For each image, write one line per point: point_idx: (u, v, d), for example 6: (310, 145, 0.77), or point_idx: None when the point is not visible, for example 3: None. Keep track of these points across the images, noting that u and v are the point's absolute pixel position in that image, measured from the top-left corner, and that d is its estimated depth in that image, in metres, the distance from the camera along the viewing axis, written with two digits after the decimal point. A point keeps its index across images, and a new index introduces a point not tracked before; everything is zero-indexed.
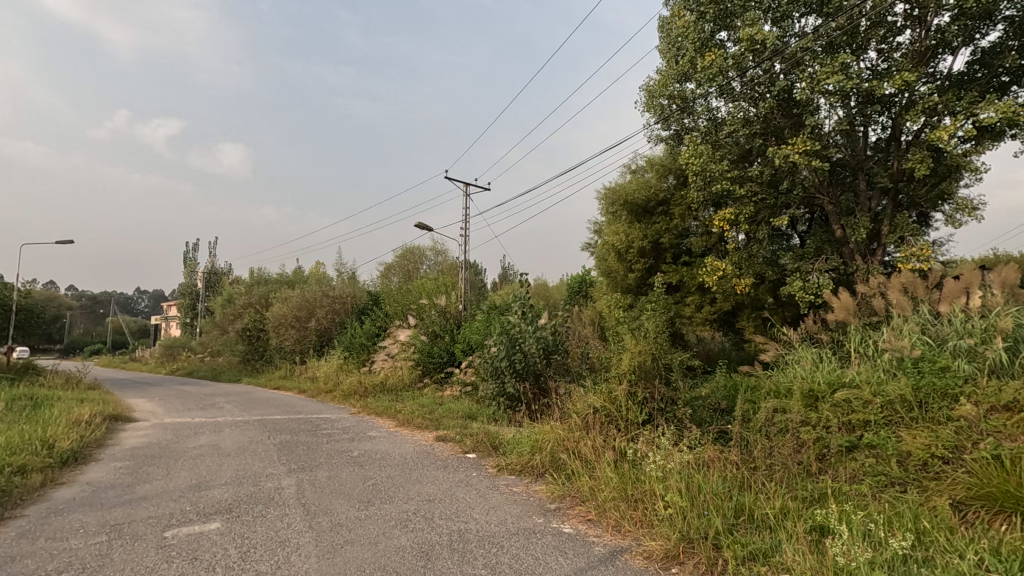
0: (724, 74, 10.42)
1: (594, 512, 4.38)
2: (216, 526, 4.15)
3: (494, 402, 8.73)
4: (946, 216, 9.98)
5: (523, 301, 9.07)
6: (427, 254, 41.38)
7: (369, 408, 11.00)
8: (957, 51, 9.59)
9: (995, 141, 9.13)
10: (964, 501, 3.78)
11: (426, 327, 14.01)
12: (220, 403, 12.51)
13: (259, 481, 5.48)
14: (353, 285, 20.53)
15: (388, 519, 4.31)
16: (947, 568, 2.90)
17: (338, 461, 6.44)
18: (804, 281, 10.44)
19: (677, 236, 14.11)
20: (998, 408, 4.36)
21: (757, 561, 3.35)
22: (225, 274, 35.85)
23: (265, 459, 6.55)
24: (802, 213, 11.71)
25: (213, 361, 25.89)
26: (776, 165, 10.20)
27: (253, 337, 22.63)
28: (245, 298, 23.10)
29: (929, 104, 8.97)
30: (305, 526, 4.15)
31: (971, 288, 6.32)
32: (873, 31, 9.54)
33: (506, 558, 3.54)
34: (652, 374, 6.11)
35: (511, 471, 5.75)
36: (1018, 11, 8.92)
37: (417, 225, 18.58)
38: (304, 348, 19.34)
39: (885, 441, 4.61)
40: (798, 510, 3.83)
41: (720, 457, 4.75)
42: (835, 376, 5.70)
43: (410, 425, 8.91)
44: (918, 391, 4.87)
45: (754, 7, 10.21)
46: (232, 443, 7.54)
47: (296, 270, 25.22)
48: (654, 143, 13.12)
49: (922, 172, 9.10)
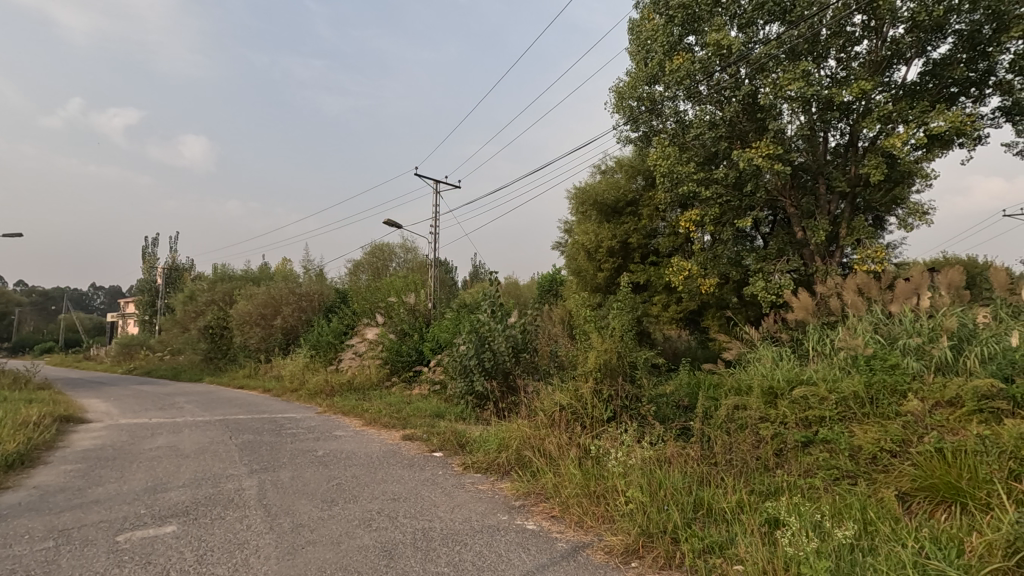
0: (692, 78, 10.66)
1: (558, 508, 4.43)
2: (171, 529, 4.04)
3: (463, 400, 8.77)
4: (900, 219, 10.38)
5: (493, 300, 9.07)
6: (397, 252, 40.93)
7: (335, 407, 10.83)
8: (911, 62, 9.99)
9: (945, 149, 9.50)
10: (909, 492, 3.95)
11: (395, 326, 13.84)
12: (181, 403, 12.18)
13: (219, 483, 5.35)
14: (320, 282, 20.17)
15: (351, 519, 4.26)
16: (889, 557, 3.03)
17: (302, 461, 6.31)
18: (766, 281, 10.73)
19: (645, 236, 14.30)
20: (942, 403, 4.64)
21: (713, 553, 3.45)
22: (187, 271, 34.85)
23: (226, 459, 6.41)
24: (766, 215, 12.04)
25: (173, 360, 25.02)
26: (740, 168, 10.45)
27: (216, 336, 22.06)
28: (208, 295, 22.47)
29: (884, 112, 9.34)
30: (266, 528, 4.08)
31: (920, 289, 6.61)
32: (832, 40, 9.90)
33: (469, 555, 3.55)
34: (617, 371, 6.22)
35: (477, 470, 5.75)
36: (967, 25, 9.34)
37: (387, 222, 18.35)
38: (269, 347, 18.93)
39: (838, 436, 4.80)
40: (754, 504, 3.94)
41: (681, 453, 4.84)
42: (793, 374, 5.91)
43: (377, 424, 8.81)
44: (870, 388, 5.14)
45: (721, 13, 10.47)
46: (192, 444, 7.33)
47: (261, 268, 24.59)
48: (623, 144, 13.27)
49: (877, 177, 9.45)
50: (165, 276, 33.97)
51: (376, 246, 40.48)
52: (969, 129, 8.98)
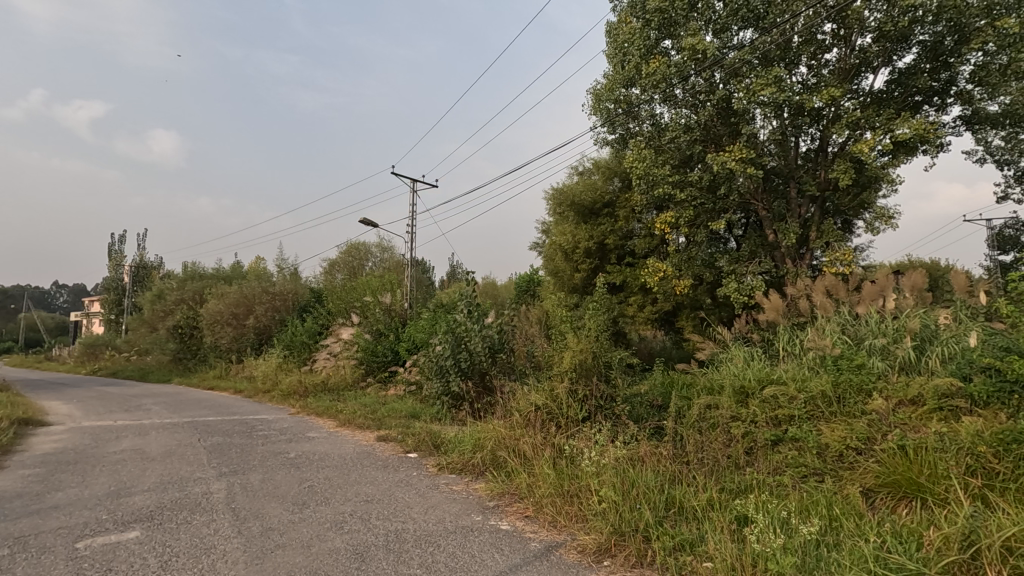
0: (668, 81, 10.76)
1: (531, 508, 4.44)
2: (135, 535, 3.93)
3: (439, 400, 8.73)
4: (868, 223, 10.67)
5: (469, 300, 9.03)
6: (373, 251, 40.49)
7: (309, 408, 10.67)
8: (878, 71, 10.26)
9: (910, 155, 9.79)
10: (873, 488, 4.07)
11: (370, 326, 13.66)
12: (148, 404, 11.87)
13: (185, 487, 5.21)
14: (294, 281, 19.75)
15: (322, 522, 4.19)
16: (852, 552, 3.11)
17: (273, 463, 6.19)
18: (738, 283, 10.91)
19: (621, 237, 14.42)
20: (905, 402, 4.81)
21: (684, 551, 3.50)
22: (155, 269, 34.06)
23: (194, 462, 6.25)
24: (739, 218, 12.26)
25: (140, 360, 24.35)
26: (714, 171, 10.61)
27: (185, 336, 21.64)
28: (177, 294, 21.91)
29: (852, 118, 9.59)
30: (234, 532, 3.99)
31: (886, 291, 6.80)
32: (803, 47, 10.13)
33: (443, 556, 3.53)
34: (592, 371, 6.27)
35: (451, 470, 5.73)
36: (930, 36, 9.63)
37: (363, 220, 18.11)
38: (241, 347, 18.58)
39: (807, 435, 4.91)
40: (723, 502, 4.01)
41: (654, 452, 4.90)
42: (764, 373, 6.03)
43: (351, 426, 8.72)
44: (837, 387, 5.28)
45: (696, 18, 10.60)
46: (158, 447, 7.14)
47: (233, 266, 24.09)
48: (600, 146, 13.36)
49: (846, 182, 9.70)
50: (133, 274, 33.09)
51: (353, 245, 40.00)
52: (932, 136, 9.30)
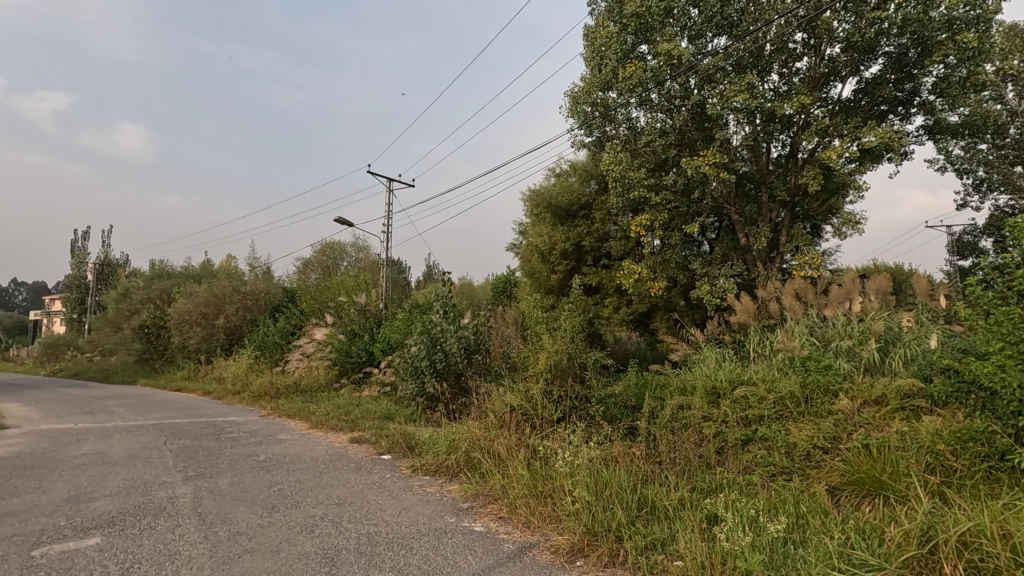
0: (644, 86, 10.89)
1: (505, 509, 4.43)
2: (95, 541, 3.80)
3: (413, 401, 8.67)
4: (835, 228, 10.97)
5: (445, 301, 8.99)
6: (348, 250, 39.98)
7: (280, 410, 10.47)
8: (846, 80, 10.53)
9: (876, 163, 10.09)
10: (839, 486, 4.17)
11: (344, 327, 13.47)
12: (112, 407, 11.50)
13: (149, 491, 5.06)
14: (266, 280, 19.29)
15: (292, 525, 4.12)
16: (817, 549, 3.18)
17: (242, 466, 6.06)
18: (711, 285, 11.10)
19: (597, 239, 14.54)
20: (870, 402, 4.96)
21: (656, 550, 3.54)
22: (120, 267, 33.11)
23: (159, 466, 6.08)
24: (712, 221, 12.46)
25: (104, 361, 23.58)
26: (688, 175, 10.77)
27: (152, 335, 21.04)
28: (144, 292, 21.28)
29: (821, 126, 9.84)
30: (200, 537, 3.89)
31: (852, 294, 6.99)
32: (775, 55, 10.37)
33: (415, 559, 3.50)
34: (567, 372, 6.28)
35: (425, 472, 5.69)
36: (895, 48, 9.94)
37: (337, 219, 17.85)
38: (211, 347, 18.16)
39: (776, 434, 5.01)
40: (694, 501, 4.06)
41: (627, 452, 4.94)
42: (734, 374, 6.14)
43: (324, 427, 8.59)
44: (805, 388, 5.41)
45: (672, 24, 10.71)
46: (122, 451, 6.91)
47: (203, 264, 23.52)
48: (577, 148, 13.43)
49: (814, 188, 9.95)
50: (96, 272, 32.10)
51: (327, 244, 39.43)
52: (896, 144, 9.61)
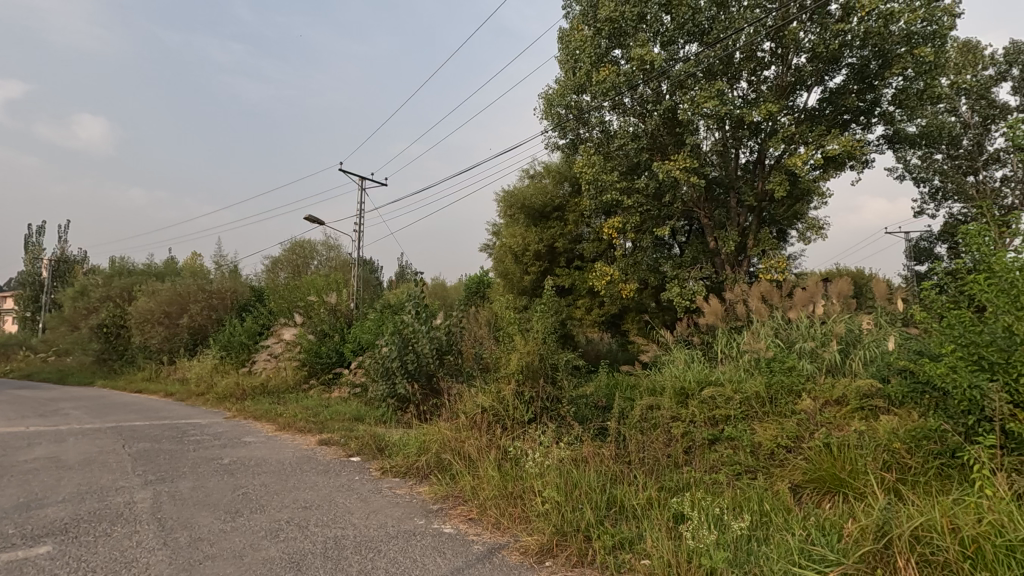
0: (616, 90, 11.03)
1: (475, 511, 4.41)
2: (45, 550, 3.64)
3: (384, 403, 8.59)
4: (800, 232, 11.28)
5: (417, 301, 8.92)
6: (318, 249, 39.28)
7: (246, 412, 10.21)
8: (811, 89, 10.84)
9: (838, 170, 10.41)
10: (801, 484, 4.28)
11: (314, 327, 13.24)
12: (67, 409, 11.03)
13: (105, 497, 4.87)
14: (233, 278, 18.80)
15: (256, 530, 4.02)
16: (779, 545, 3.26)
17: (205, 470, 5.90)
18: (681, 288, 11.29)
19: (570, 241, 14.64)
20: (831, 402, 5.12)
21: (624, 549, 3.57)
22: (78, 264, 31.91)
23: (117, 470, 5.86)
24: (683, 224, 12.69)
25: (59, 361, 22.64)
26: (660, 179, 10.93)
27: (111, 335, 20.28)
28: (103, 290, 20.51)
29: (787, 133, 10.10)
30: (158, 544, 3.76)
31: (815, 297, 7.19)
32: (744, 63, 10.62)
33: (383, 562, 3.46)
34: (538, 373, 6.29)
35: (395, 474, 5.63)
36: (858, 59, 10.27)
37: (308, 217, 17.53)
38: (174, 347, 17.63)
39: (741, 434, 5.13)
40: (661, 500, 4.12)
41: (596, 453, 4.98)
42: (702, 375, 6.26)
43: (292, 429, 8.42)
44: (770, 388, 5.55)
45: (645, 29, 10.86)
46: (76, 455, 6.64)
47: (166, 262, 22.80)
48: (551, 150, 13.49)
49: (781, 194, 10.22)
50: (52, 268, 30.85)
51: (297, 243, 38.72)
52: (858, 153, 9.94)
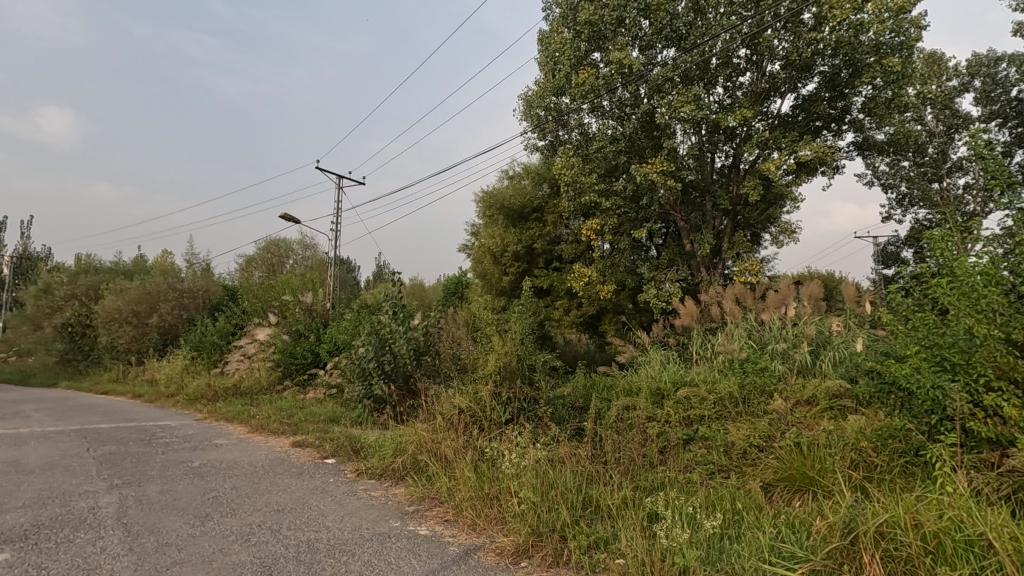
0: (595, 93, 11.12)
1: (452, 512, 4.39)
2: (3, 558, 3.51)
3: (360, 404, 8.49)
4: (773, 236, 11.51)
5: (394, 302, 8.84)
6: (294, 248, 38.63)
7: (218, 414, 9.99)
8: (785, 96, 11.06)
9: (810, 175, 10.65)
10: (772, 483, 4.36)
11: (289, 327, 13.01)
12: (28, 411, 10.64)
13: (68, 502, 4.72)
14: (206, 277, 18.37)
15: (226, 535, 3.93)
16: (750, 543, 3.32)
17: (174, 473, 5.76)
18: (658, 289, 11.42)
19: (549, 242, 14.68)
20: (801, 402, 5.24)
21: (599, 548, 3.60)
22: (42, 261, 30.87)
23: (81, 474, 5.67)
24: (659, 227, 12.84)
25: (21, 362, 21.83)
26: (637, 182, 11.04)
27: (76, 335, 19.64)
28: (68, 288, 19.85)
29: (761, 139, 10.31)
30: (124, 549, 3.66)
31: (787, 299, 7.35)
32: (720, 69, 10.79)
33: (357, 565, 3.42)
34: (516, 374, 6.28)
35: (371, 476, 5.57)
36: (829, 68, 10.52)
37: (283, 216, 17.24)
38: (143, 347, 17.16)
39: (715, 434, 5.22)
40: (636, 500, 4.16)
41: (573, 453, 5.01)
42: (678, 375, 6.35)
43: (265, 431, 8.27)
44: (743, 388, 5.65)
45: (624, 33, 10.97)
46: (38, 458, 6.41)
47: (136, 260, 22.19)
48: (530, 151, 13.52)
49: (755, 198, 10.41)
50: (14, 265, 29.77)
51: (272, 241, 38.07)
52: (828, 159, 10.19)
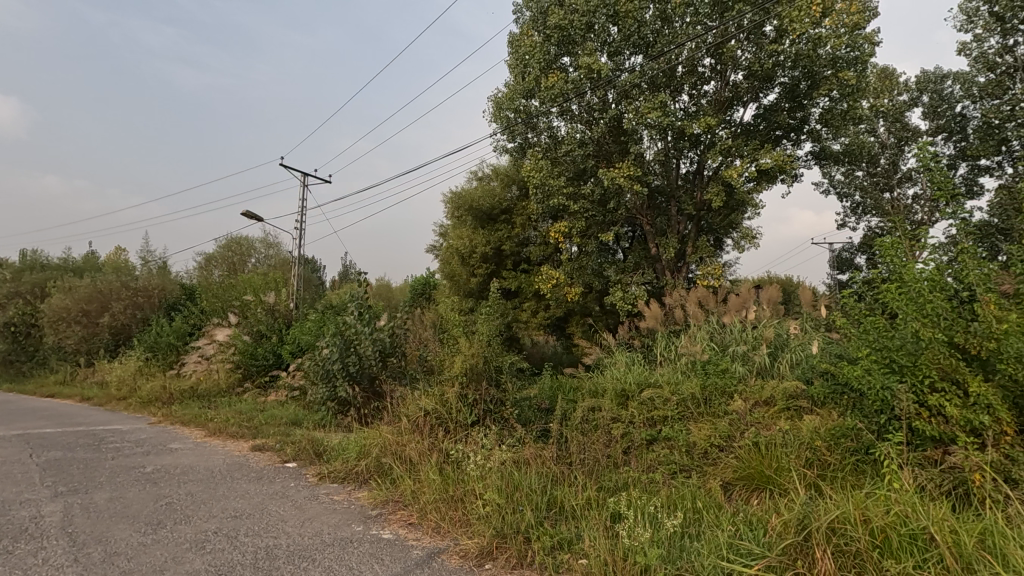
0: (565, 96, 11.23)
1: (416, 515, 4.34)
2: None
3: (323, 406, 8.33)
4: (735, 241, 11.82)
5: (360, 303, 8.73)
6: (257, 247, 37.66)
7: (173, 417, 9.65)
8: (747, 105, 11.38)
9: (770, 183, 10.99)
10: (732, 482, 4.47)
11: (250, 327, 12.52)
12: None
13: (7, 511, 4.47)
14: (162, 275, 17.71)
15: (179, 543, 3.79)
16: (709, 541, 3.40)
17: (124, 479, 5.52)
18: (624, 292, 11.57)
19: (517, 244, 14.71)
20: (761, 402, 5.40)
21: (562, 549, 3.62)
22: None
23: (22, 482, 5.38)
24: (626, 230, 13.04)
25: None
26: (605, 186, 11.16)
27: (19, 335, 18.64)
28: (11, 286, 18.84)
29: (724, 146, 10.58)
30: (69, 560, 3.49)
31: (748, 302, 7.57)
32: (686, 77, 11.02)
33: (316, 571, 3.35)
34: (482, 376, 6.25)
35: (333, 480, 5.46)
36: (789, 79, 10.88)
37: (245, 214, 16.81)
38: (93, 348, 16.41)
39: (678, 434, 5.32)
40: (600, 500, 4.20)
41: (538, 454, 5.02)
42: (642, 377, 6.46)
43: (223, 435, 8.02)
44: (705, 389, 5.78)
45: (593, 39, 11.10)
46: None
47: (86, 256, 21.24)
48: (499, 153, 13.53)
49: (717, 204, 10.67)
50: None
51: (233, 240, 37.02)
52: (788, 167, 10.53)
